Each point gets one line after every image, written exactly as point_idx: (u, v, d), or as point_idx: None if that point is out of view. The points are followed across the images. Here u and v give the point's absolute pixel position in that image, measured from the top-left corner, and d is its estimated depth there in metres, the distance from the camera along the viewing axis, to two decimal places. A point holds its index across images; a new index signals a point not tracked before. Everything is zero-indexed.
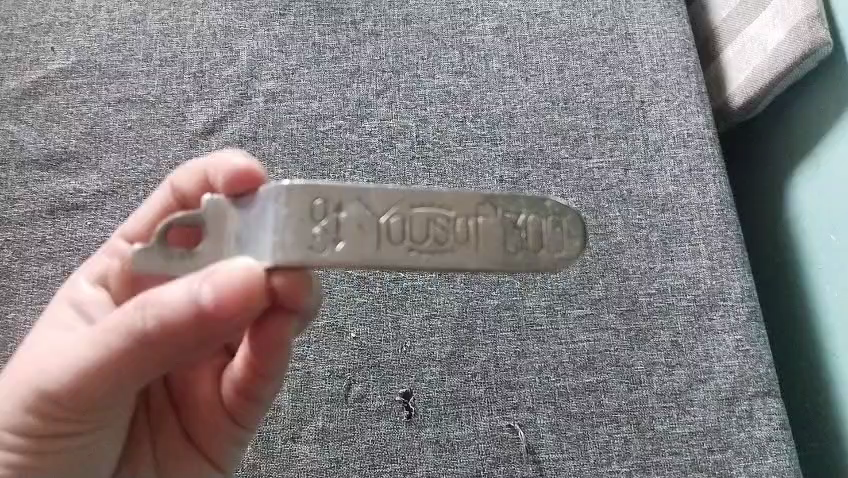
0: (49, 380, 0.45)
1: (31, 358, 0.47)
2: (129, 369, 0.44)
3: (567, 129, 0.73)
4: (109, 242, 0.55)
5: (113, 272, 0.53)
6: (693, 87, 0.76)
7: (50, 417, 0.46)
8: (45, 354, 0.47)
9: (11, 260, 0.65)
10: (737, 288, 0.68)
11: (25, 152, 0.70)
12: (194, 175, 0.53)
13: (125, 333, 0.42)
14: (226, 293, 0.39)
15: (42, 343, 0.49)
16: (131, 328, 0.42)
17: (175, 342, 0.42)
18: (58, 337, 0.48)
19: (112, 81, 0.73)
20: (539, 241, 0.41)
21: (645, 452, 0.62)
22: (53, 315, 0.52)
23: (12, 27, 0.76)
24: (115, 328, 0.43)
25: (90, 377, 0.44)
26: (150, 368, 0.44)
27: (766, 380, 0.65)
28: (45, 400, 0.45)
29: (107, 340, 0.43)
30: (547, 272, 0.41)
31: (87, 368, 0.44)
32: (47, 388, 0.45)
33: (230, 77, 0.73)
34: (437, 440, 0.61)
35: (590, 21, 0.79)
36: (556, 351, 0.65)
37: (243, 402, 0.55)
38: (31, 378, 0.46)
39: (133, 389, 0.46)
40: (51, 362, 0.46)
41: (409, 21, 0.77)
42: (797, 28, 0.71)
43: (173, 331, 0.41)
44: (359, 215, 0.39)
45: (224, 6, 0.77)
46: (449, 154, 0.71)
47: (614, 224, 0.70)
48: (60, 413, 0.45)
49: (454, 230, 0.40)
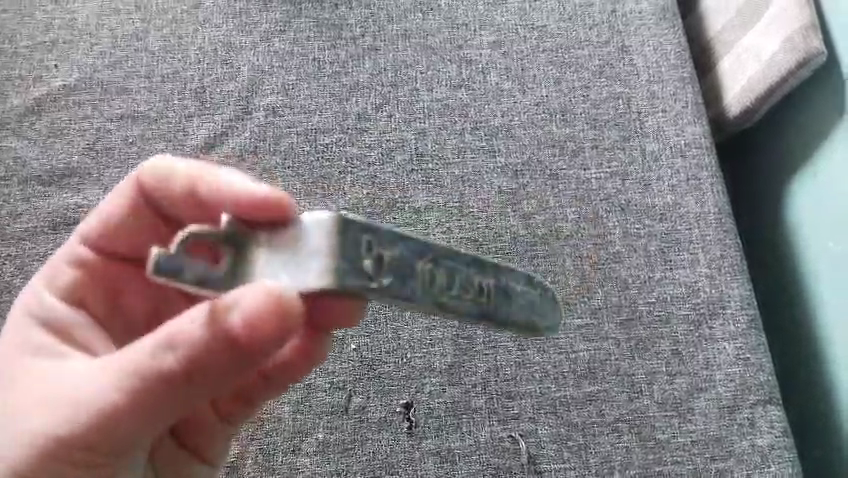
0: (59, 421, 0.42)
1: (39, 395, 0.44)
2: (149, 407, 0.41)
3: (564, 140, 0.74)
4: (69, 249, 0.55)
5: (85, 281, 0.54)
6: (689, 98, 0.77)
7: (60, 463, 0.43)
8: (46, 393, 0.44)
9: (14, 274, 0.66)
10: (736, 296, 0.68)
11: (28, 168, 0.70)
12: (172, 173, 0.53)
13: (143, 367, 0.40)
14: (259, 320, 0.37)
15: (35, 379, 0.45)
16: (154, 360, 0.40)
17: (202, 372, 0.40)
18: (58, 371, 0.45)
19: (114, 97, 0.74)
20: (531, 308, 0.44)
21: (646, 462, 0.62)
22: (23, 330, 0.50)
23: (17, 45, 0.77)
24: (133, 361, 0.40)
25: (105, 417, 0.41)
26: (169, 404, 0.42)
27: (767, 388, 0.65)
28: (56, 444, 0.42)
29: (124, 374, 0.41)
30: (533, 332, 0.45)
31: (99, 405, 0.41)
32: (59, 429, 0.42)
33: (231, 92, 0.74)
34: (438, 451, 0.61)
35: (586, 34, 0.80)
36: (557, 361, 0.65)
37: (248, 406, 0.57)
38: (39, 422, 0.43)
39: (150, 429, 0.43)
40: (65, 402, 0.43)
41: (408, 36, 0.78)
42: (792, 39, 0.72)
43: (201, 357, 0.39)
44: (399, 258, 0.38)
45: (226, 23, 0.78)
46: (447, 166, 0.72)
47: (612, 233, 0.70)
48: (69, 459, 0.43)
49: (475, 286, 0.41)
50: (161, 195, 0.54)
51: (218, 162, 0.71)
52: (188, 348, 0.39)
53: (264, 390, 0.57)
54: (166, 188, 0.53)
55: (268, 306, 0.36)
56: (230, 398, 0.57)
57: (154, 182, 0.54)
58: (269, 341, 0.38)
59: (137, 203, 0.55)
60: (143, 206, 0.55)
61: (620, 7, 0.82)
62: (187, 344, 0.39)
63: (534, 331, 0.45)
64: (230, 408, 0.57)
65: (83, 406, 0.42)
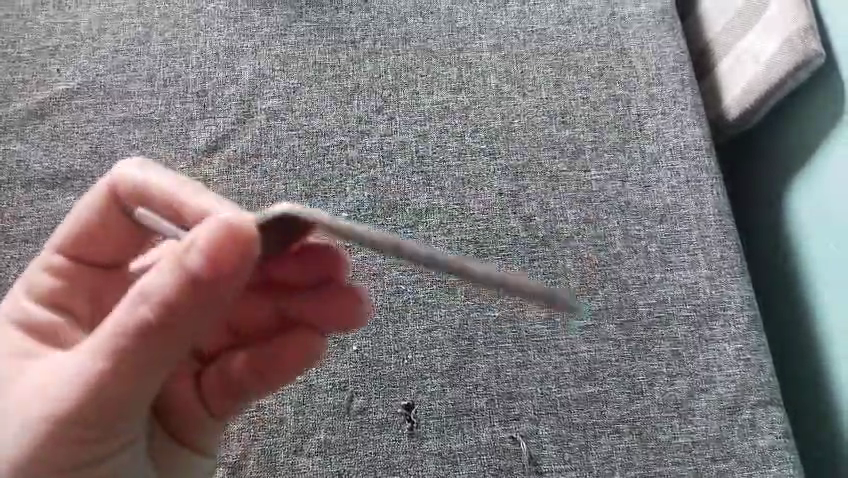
0: (52, 400, 0.45)
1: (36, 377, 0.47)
2: (134, 366, 0.45)
3: (564, 142, 0.74)
4: (41, 259, 0.55)
5: (61, 288, 0.55)
6: (689, 100, 0.77)
7: (58, 442, 0.45)
8: (36, 380, 0.47)
9: (17, 275, 0.66)
10: (736, 296, 0.69)
11: (32, 171, 0.71)
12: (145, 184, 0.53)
13: (124, 327, 0.44)
14: (217, 249, 0.43)
15: (24, 372, 0.48)
16: (132, 318, 0.44)
17: (179, 322, 0.45)
18: (45, 362, 0.48)
19: (116, 101, 0.74)
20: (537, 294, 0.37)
21: (647, 463, 0.62)
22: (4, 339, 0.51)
23: (20, 50, 0.77)
24: (113, 326, 0.45)
25: (96, 381, 0.44)
26: (154, 361, 0.45)
27: (768, 389, 0.65)
28: (52, 423, 0.45)
29: (106, 341, 0.45)
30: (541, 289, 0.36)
31: (89, 375, 0.45)
32: (53, 408, 0.45)
33: (233, 95, 0.75)
34: (440, 452, 0.61)
35: (585, 37, 0.80)
36: (558, 362, 0.65)
37: (234, 397, 0.58)
38: (36, 405, 0.45)
39: (140, 394, 0.46)
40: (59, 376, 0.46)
41: (408, 39, 0.79)
42: (790, 40, 0.72)
43: (175, 303, 0.44)
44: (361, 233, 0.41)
45: (227, 27, 0.78)
46: (448, 169, 0.72)
47: (613, 234, 0.70)
48: (74, 426, 0.45)
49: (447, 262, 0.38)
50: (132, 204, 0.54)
51: (220, 165, 0.71)
52: (162, 297, 0.44)
53: (250, 382, 0.57)
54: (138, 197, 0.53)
55: (222, 236, 0.43)
56: (216, 388, 0.58)
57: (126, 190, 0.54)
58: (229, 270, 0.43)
59: (106, 212, 0.55)
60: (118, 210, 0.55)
61: (619, 10, 0.82)
62: (161, 293, 0.44)
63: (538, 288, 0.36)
64: (214, 400, 0.57)
65: (74, 380, 0.45)
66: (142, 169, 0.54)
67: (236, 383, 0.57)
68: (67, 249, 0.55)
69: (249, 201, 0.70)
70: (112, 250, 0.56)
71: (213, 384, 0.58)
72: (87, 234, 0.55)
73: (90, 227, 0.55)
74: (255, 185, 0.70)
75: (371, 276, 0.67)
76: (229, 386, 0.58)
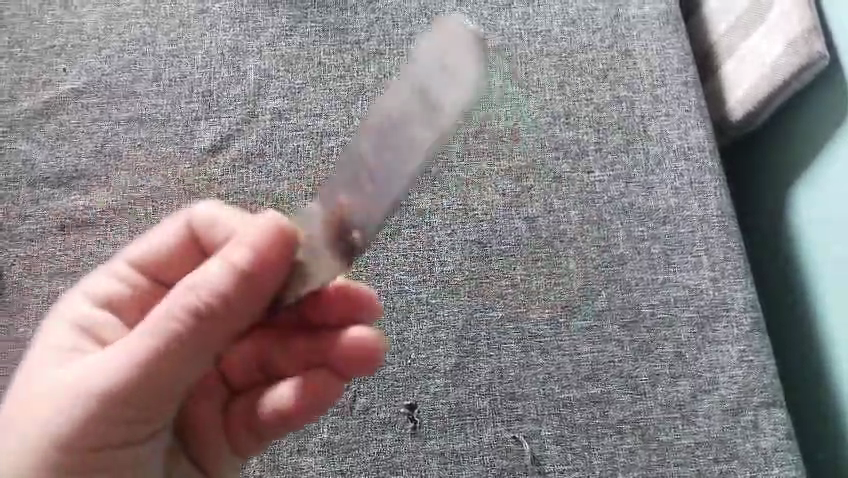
0: (76, 397, 0.44)
1: (73, 368, 0.46)
2: (169, 367, 0.44)
3: (568, 143, 0.74)
4: (109, 268, 0.55)
5: (123, 298, 0.54)
6: (693, 101, 0.77)
7: (91, 434, 0.44)
8: (69, 372, 0.46)
9: (22, 274, 0.67)
10: (739, 298, 0.69)
11: (37, 170, 0.71)
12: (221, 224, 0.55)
13: (165, 324, 0.44)
14: (263, 247, 0.44)
15: (65, 363, 0.47)
16: (175, 317, 0.44)
17: (220, 325, 0.45)
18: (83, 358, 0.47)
19: (122, 101, 0.75)
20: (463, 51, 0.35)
21: (650, 463, 0.62)
22: (44, 340, 0.50)
23: (26, 50, 0.78)
24: (160, 322, 0.44)
25: (136, 373, 0.44)
26: (187, 367, 0.45)
27: (770, 390, 0.65)
28: (76, 423, 0.44)
29: (145, 339, 0.44)
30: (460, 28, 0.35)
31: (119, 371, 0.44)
32: (77, 406, 0.44)
33: (238, 95, 0.75)
34: (443, 452, 0.61)
35: (589, 39, 0.80)
36: (561, 362, 0.65)
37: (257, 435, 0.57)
38: (71, 393, 0.44)
39: (168, 398, 0.46)
40: (98, 367, 0.45)
41: (413, 40, 0.79)
42: (795, 42, 0.72)
43: (227, 302, 0.45)
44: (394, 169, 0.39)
45: (233, 27, 0.79)
46: (452, 170, 0.73)
47: (616, 236, 0.70)
48: (111, 417, 0.44)
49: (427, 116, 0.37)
50: (207, 242, 0.56)
51: (225, 165, 0.71)
52: (209, 294, 0.44)
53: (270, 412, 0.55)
54: (214, 236, 0.55)
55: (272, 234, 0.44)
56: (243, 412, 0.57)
57: (204, 230, 0.56)
58: (274, 270, 0.45)
59: (183, 246, 0.56)
60: (189, 240, 0.57)
61: (623, 11, 0.82)
62: (208, 291, 0.44)
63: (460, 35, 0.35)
64: (238, 424, 0.57)
65: (103, 375, 0.44)
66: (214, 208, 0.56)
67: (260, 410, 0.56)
68: (134, 264, 0.55)
69: (253, 200, 0.70)
70: (172, 273, 0.56)
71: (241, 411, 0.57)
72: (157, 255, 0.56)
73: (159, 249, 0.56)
74: (260, 185, 0.71)
75: (374, 275, 0.67)
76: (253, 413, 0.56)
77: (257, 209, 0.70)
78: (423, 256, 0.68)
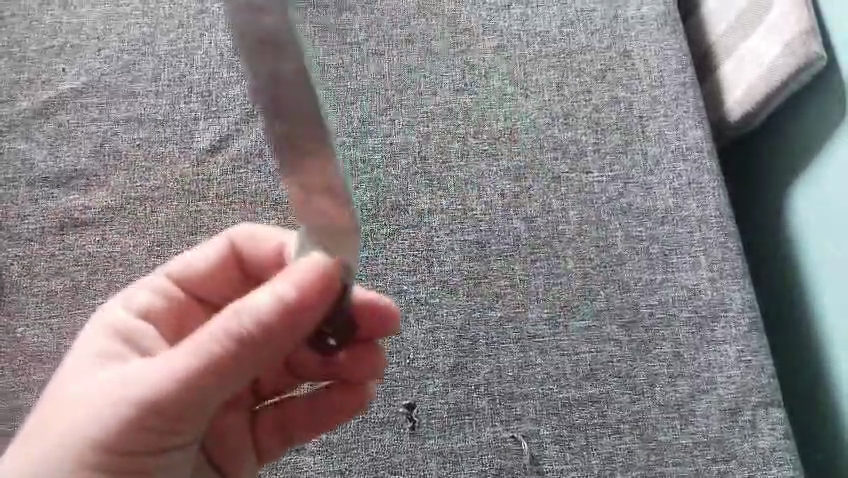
0: (110, 410, 0.44)
1: (112, 377, 0.45)
2: (206, 388, 0.44)
3: (567, 144, 0.75)
4: (150, 281, 0.57)
5: (160, 310, 0.56)
6: (691, 102, 0.78)
7: (125, 443, 0.44)
8: (108, 380, 0.45)
9: (20, 274, 0.67)
10: (738, 298, 0.69)
11: (36, 170, 0.71)
12: (266, 241, 0.57)
13: (208, 346, 0.44)
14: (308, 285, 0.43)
15: (104, 370, 0.47)
16: (219, 340, 0.44)
17: (259, 351, 0.45)
18: (121, 366, 0.47)
19: (121, 101, 0.75)
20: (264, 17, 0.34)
21: (648, 463, 0.62)
22: (77, 350, 0.50)
23: (25, 50, 0.78)
24: (204, 342, 0.44)
25: (175, 390, 0.44)
26: (222, 388, 0.45)
27: (769, 390, 0.66)
28: (108, 438, 0.43)
29: (188, 360, 0.44)
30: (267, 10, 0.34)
31: (157, 389, 0.44)
32: (114, 415, 0.44)
33: (237, 95, 0.75)
34: (441, 452, 0.62)
35: (588, 40, 0.80)
36: (559, 362, 0.65)
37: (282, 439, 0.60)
38: (109, 403, 0.44)
39: (201, 414, 0.46)
40: (137, 378, 0.44)
41: (412, 41, 0.79)
42: (791, 43, 0.72)
43: (270, 333, 0.45)
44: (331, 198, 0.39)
45: (232, 28, 0.79)
46: (451, 170, 0.73)
47: (615, 236, 0.71)
48: (146, 428, 0.44)
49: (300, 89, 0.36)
50: (251, 262, 0.58)
51: (224, 165, 0.72)
52: (252, 322, 0.44)
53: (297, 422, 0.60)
54: (259, 256, 0.57)
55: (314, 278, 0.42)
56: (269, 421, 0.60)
57: (248, 250, 0.58)
58: (319, 306, 0.44)
59: (224, 264, 0.58)
60: (232, 259, 0.58)
61: (621, 13, 0.82)
62: (252, 320, 0.44)
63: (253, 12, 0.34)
64: (263, 431, 0.60)
65: (142, 387, 0.44)
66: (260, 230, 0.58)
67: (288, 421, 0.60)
68: (176, 280, 0.57)
69: (253, 200, 0.70)
70: (210, 288, 0.58)
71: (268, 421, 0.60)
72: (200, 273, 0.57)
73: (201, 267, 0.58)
74: (259, 185, 0.71)
75: (374, 275, 0.68)
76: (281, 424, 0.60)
77: (256, 209, 0.70)
78: (422, 256, 0.69)
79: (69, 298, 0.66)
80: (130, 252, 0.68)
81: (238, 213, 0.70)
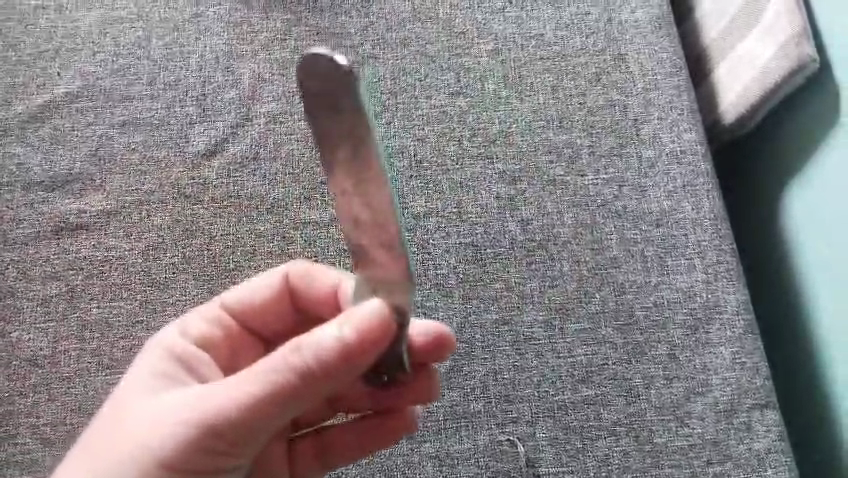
0: (172, 430, 0.45)
1: (175, 398, 0.47)
2: (261, 418, 0.45)
3: (562, 146, 0.75)
4: (206, 309, 0.57)
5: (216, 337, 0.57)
6: (685, 105, 0.78)
7: (182, 461, 0.45)
8: (171, 402, 0.47)
9: (16, 279, 0.67)
10: (732, 300, 0.69)
11: (31, 174, 0.71)
12: (321, 278, 0.57)
13: (266, 378, 0.44)
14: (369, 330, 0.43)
15: (167, 392, 0.48)
16: (275, 377, 0.44)
17: (315, 387, 0.45)
18: (182, 390, 0.48)
19: (116, 105, 0.75)
20: (319, 77, 0.38)
21: (644, 465, 0.62)
22: (139, 368, 0.52)
23: (20, 54, 0.78)
24: (263, 374, 0.45)
25: (233, 416, 0.45)
26: (278, 423, 0.46)
27: (764, 391, 0.66)
28: (168, 459, 0.45)
29: (245, 390, 0.45)
30: (322, 70, 0.38)
31: (216, 417, 0.45)
32: (175, 434, 0.45)
33: (233, 99, 0.75)
34: (437, 455, 0.62)
35: (582, 43, 0.81)
36: (555, 365, 0.65)
37: (320, 465, 0.60)
38: (171, 422, 0.45)
39: (254, 443, 0.47)
40: (198, 401, 0.46)
41: (407, 44, 0.79)
42: (785, 46, 0.73)
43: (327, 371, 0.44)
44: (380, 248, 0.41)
45: (227, 31, 0.79)
46: (447, 172, 0.73)
47: (610, 239, 0.71)
48: (202, 449, 0.45)
49: (349, 144, 0.39)
50: (303, 295, 0.57)
51: (219, 169, 0.72)
52: (313, 359, 0.44)
53: (339, 448, 0.59)
54: (310, 292, 0.57)
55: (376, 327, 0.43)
56: (309, 448, 0.59)
57: (300, 284, 0.57)
58: (377, 349, 0.43)
59: (278, 297, 0.58)
60: (285, 292, 0.58)
61: (616, 16, 0.82)
62: (314, 358, 0.44)
63: (315, 77, 0.38)
64: (303, 458, 0.59)
65: (202, 409, 0.45)
66: (313, 266, 0.57)
67: (327, 447, 0.59)
68: (231, 309, 0.58)
69: (249, 203, 0.70)
70: (264, 318, 0.59)
71: (308, 448, 0.59)
72: (253, 303, 0.58)
73: (256, 298, 0.58)
74: (254, 188, 0.71)
75: None
76: (321, 449, 0.59)
77: (252, 212, 0.70)
78: (418, 260, 0.69)
79: (64, 303, 0.66)
80: (126, 256, 0.68)
81: (233, 216, 0.70)
